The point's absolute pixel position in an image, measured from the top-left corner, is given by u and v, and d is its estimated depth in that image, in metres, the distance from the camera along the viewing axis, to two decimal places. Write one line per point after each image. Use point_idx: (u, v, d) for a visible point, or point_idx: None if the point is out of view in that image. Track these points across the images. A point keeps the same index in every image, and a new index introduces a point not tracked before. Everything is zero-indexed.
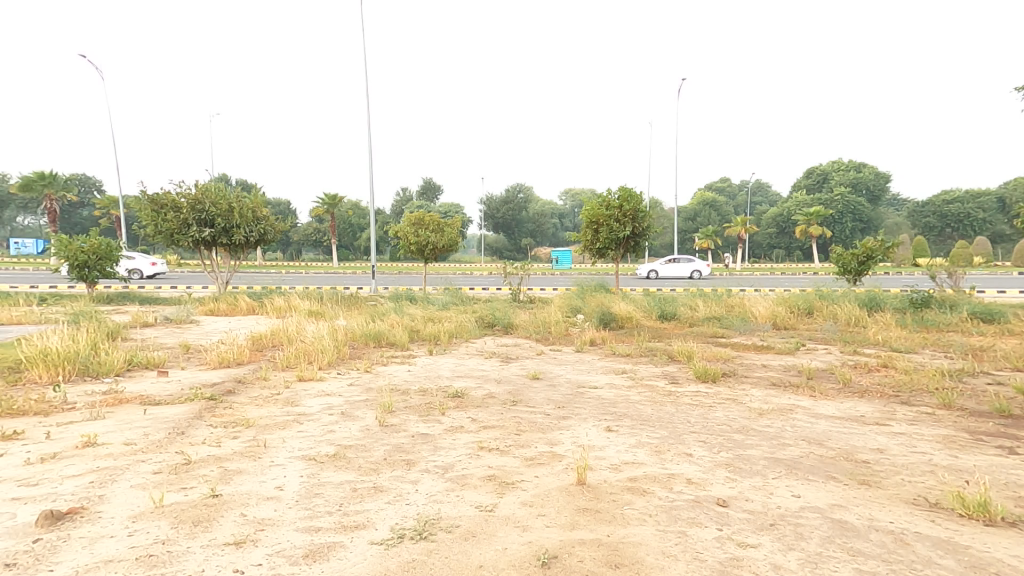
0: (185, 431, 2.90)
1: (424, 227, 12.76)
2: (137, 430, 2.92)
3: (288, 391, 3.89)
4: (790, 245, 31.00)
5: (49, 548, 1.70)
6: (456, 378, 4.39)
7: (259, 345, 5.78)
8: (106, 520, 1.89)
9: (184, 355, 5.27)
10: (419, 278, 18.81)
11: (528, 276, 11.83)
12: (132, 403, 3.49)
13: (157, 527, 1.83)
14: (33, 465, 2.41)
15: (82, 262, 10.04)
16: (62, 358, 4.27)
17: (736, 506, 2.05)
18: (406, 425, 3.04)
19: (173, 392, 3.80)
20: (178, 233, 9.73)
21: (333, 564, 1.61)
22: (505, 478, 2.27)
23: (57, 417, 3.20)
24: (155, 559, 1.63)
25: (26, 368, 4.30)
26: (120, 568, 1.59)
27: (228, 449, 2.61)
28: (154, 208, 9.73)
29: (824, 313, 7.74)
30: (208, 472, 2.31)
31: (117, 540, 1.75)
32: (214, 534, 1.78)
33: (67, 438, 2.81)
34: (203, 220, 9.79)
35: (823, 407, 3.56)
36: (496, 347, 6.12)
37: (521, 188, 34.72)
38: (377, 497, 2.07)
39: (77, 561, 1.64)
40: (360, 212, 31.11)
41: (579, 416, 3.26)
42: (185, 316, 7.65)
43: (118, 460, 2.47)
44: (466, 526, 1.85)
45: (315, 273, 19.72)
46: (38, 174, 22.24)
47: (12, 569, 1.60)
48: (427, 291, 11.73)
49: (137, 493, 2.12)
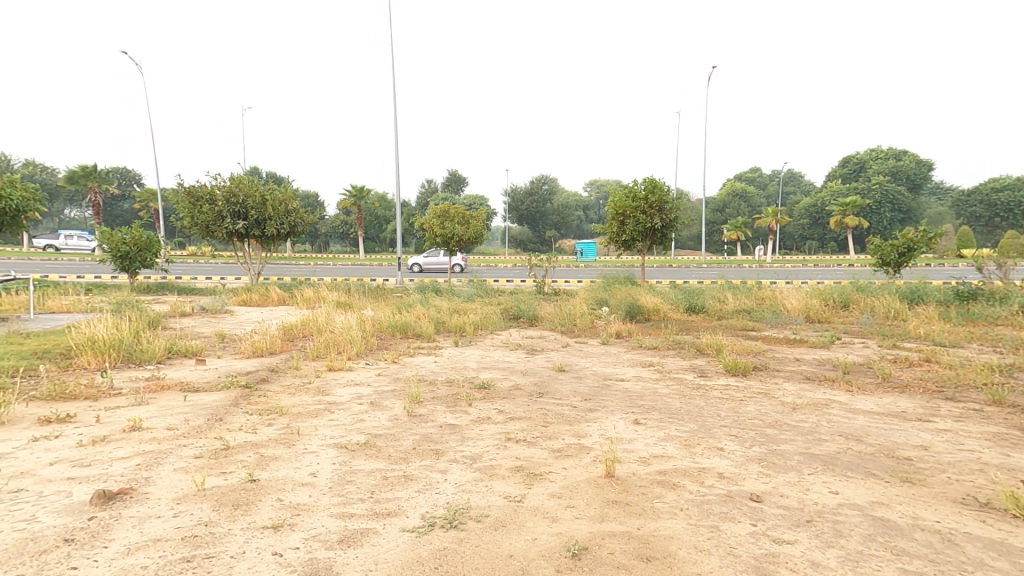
0: (223, 417, 2.98)
1: (450, 219, 12.80)
2: (178, 416, 3.01)
3: (319, 380, 3.97)
4: (824, 236, 30.16)
5: (102, 526, 1.77)
6: (482, 370, 4.42)
7: (290, 335, 5.90)
8: (153, 501, 1.96)
9: (220, 344, 5.42)
10: (444, 270, 18.97)
11: (553, 268, 11.76)
12: (173, 389, 3.61)
13: (200, 509, 1.89)
14: (84, 448, 2.52)
15: (124, 254, 10.37)
16: (108, 345, 4.44)
17: (770, 501, 2.02)
18: (434, 416, 3.07)
19: (211, 380, 3.91)
20: (213, 224, 9.98)
21: (367, 550, 1.64)
22: (533, 470, 2.27)
23: (104, 402, 3.33)
24: (199, 539, 1.69)
25: (75, 354, 4.49)
26: (168, 548, 1.65)
27: (263, 436, 2.68)
28: (191, 200, 9.98)
29: (861, 306, 7.53)
30: (245, 458, 2.37)
31: (164, 520, 1.82)
32: (253, 517, 1.84)
33: (114, 421, 2.92)
34: (237, 212, 10.02)
35: (861, 403, 3.47)
36: (521, 339, 6.12)
37: (547, 180, 34.62)
38: (408, 485, 2.10)
39: (128, 539, 1.70)
40: (385, 204, 31.50)
41: (606, 409, 3.24)
42: (220, 306, 7.85)
43: (162, 444, 2.56)
44: (495, 515, 1.86)
45: (343, 265, 20.00)
46: (82, 166, 22.94)
47: (70, 545, 1.67)
48: (453, 283, 11.76)
49: (180, 476, 2.19)
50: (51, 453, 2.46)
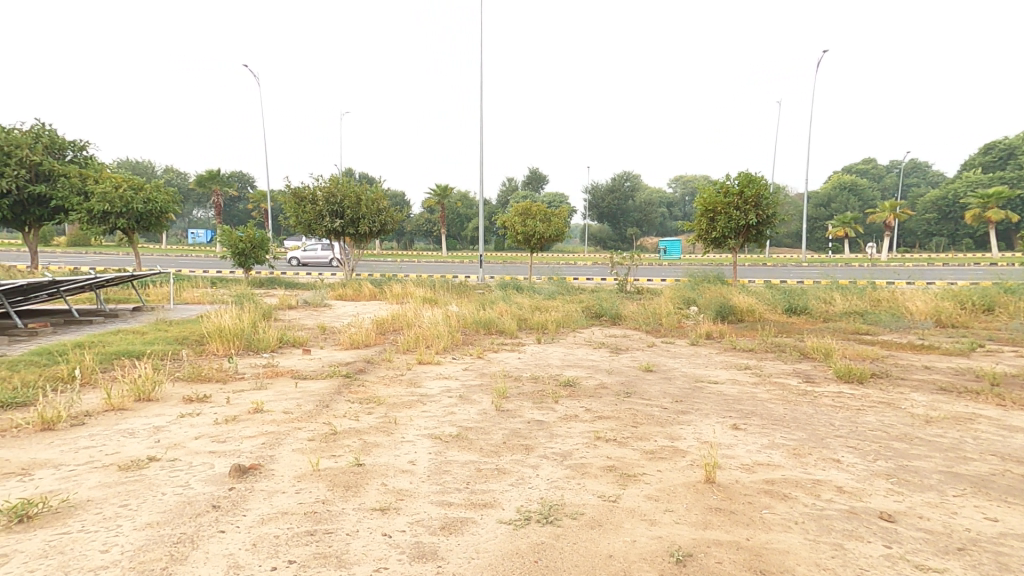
0: (329, 404, 3.16)
1: (532, 217, 12.83)
2: (292, 401, 3.24)
3: (410, 372, 4.12)
4: (956, 233, 27.13)
5: (240, 496, 1.95)
6: (566, 368, 4.38)
7: (382, 328, 6.18)
8: (278, 477, 2.13)
9: (322, 335, 5.81)
10: (526, 268, 19.09)
11: (636, 267, 11.42)
12: (285, 376, 3.90)
13: (317, 488, 2.01)
14: (219, 425, 2.81)
15: (241, 251, 11.37)
16: (232, 333, 4.89)
17: (907, 523, 1.82)
18: (521, 411, 3.08)
19: (317, 368, 4.20)
20: (314, 223, 10.65)
21: (468, 539, 1.65)
22: (627, 470, 2.21)
23: (231, 385, 3.70)
24: (319, 515, 1.80)
25: (205, 340, 5.00)
26: (292, 521, 1.77)
27: (365, 423, 2.81)
28: (296, 200, 10.72)
29: (1008, 311, 6.66)
30: (351, 442, 2.50)
31: (288, 495, 1.96)
32: (363, 499, 1.92)
33: (241, 403, 3.23)
34: (336, 212, 10.64)
35: (1014, 420, 3.06)
36: (605, 338, 6.01)
37: (630, 177, 33.73)
38: (501, 478, 2.11)
39: (261, 509, 1.86)
40: (468, 202, 32.30)
41: (701, 412, 3.09)
42: (320, 300, 8.40)
43: (281, 426, 2.77)
44: (591, 514, 1.82)
45: (427, 262, 20.72)
46: (207, 171, 25.37)
47: (217, 510, 1.86)
48: (535, 280, 11.79)
49: (298, 456, 2.34)
50: (195, 428, 2.80)
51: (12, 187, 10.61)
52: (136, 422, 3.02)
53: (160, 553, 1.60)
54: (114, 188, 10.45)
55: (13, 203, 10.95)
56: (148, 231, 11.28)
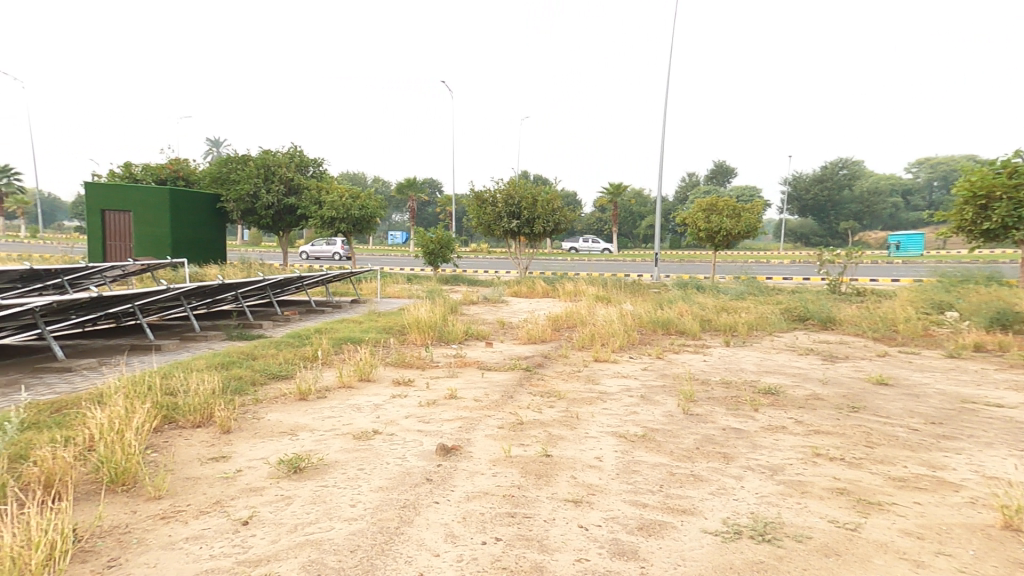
0: (513, 395, 3.35)
1: (718, 212, 12.03)
2: (480, 389, 3.51)
3: (588, 369, 4.17)
4: None
5: (447, 474, 2.23)
6: (763, 374, 4.02)
7: (557, 324, 6.34)
8: (476, 460, 2.35)
9: (502, 329, 6.17)
10: (708, 266, 18.11)
11: (852, 265, 10.02)
12: (473, 366, 4.24)
13: (510, 473, 2.15)
14: (423, 408, 3.22)
15: (432, 251, 12.61)
16: (426, 325, 5.45)
17: None
18: (714, 416, 2.90)
19: (500, 360, 4.50)
20: (494, 223, 11.37)
21: (669, 543, 1.61)
22: (864, 497, 1.94)
23: (429, 372, 4.17)
24: (516, 500, 1.93)
25: (407, 331, 5.65)
26: (493, 501, 1.94)
27: (548, 416, 2.92)
28: (479, 203, 11.53)
29: None
30: (538, 433, 2.61)
31: (487, 477, 2.15)
32: (555, 488, 2.00)
33: (438, 389, 3.62)
34: (513, 213, 11.23)
35: None
36: (808, 344, 5.40)
37: (845, 162, 30.08)
38: (699, 485, 2.01)
39: (465, 488, 2.09)
40: (643, 199, 31.69)
41: (980, 440, 2.58)
42: (498, 297, 8.90)
43: (473, 412, 3.04)
44: (821, 540, 1.64)
45: (599, 261, 20.82)
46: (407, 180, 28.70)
47: (432, 483, 2.18)
48: (717, 279, 11.01)
49: (491, 442, 2.54)
50: (405, 408, 3.30)
51: (276, 200, 13.47)
52: (360, 398, 3.73)
53: (380, 518, 1.96)
54: (338, 198, 12.38)
55: (274, 213, 13.76)
56: (362, 234, 13.16)
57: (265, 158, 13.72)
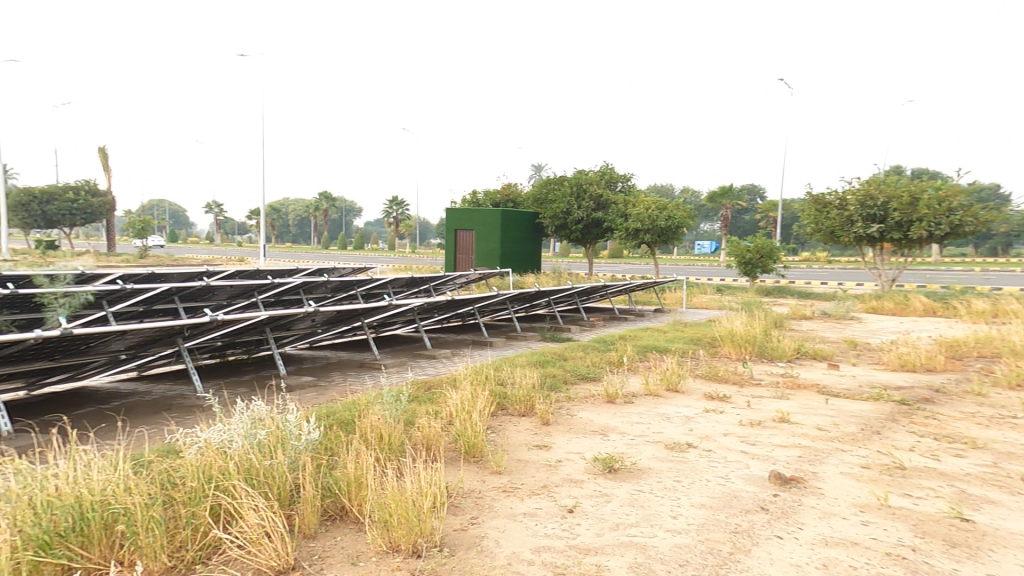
0: (884, 433, 3.79)
1: None
2: (826, 419, 3.99)
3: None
4: None
5: (791, 507, 2.66)
6: None
7: (955, 349, 6.80)
8: (832, 501, 2.76)
9: (855, 352, 6.64)
10: None
11: None
12: (811, 389, 4.69)
13: (893, 529, 2.49)
14: (749, 428, 3.71)
15: (750, 261, 13.05)
16: (743, 342, 5.79)
17: None
18: None
19: (849, 388, 4.82)
20: (841, 227, 13.54)
21: None
22: None
23: (752, 389, 4.61)
24: (907, 564, 2.21)
25: (719, 344, 6.07)
26: (879, 558, 2.25)
27: (962, 469, 3.21)
28: (837, 215, 13.55)
29: None
30: (935, 490, 2.90)
31: (850, 526, 2.52)
32: (959, 564, 2.22)
33: (764, 411, 4.06)
34: (871, 217, 13.05)
35: None
36: None
37: None
38: None
39: (818, 528, 2.48)
40: None
41: None
42: (843, 313, 9.60)
43: (820, 444, 3.48)
44: None
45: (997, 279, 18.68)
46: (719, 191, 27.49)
47: (770, 513, 2.60)
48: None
49: (852, 487, 2.92)
50: (720, 426, 3.77)
51: (586, 214, 14.92)
52: (668, 407, 4.13)
53: (708, 538, 2.38)
54: (645, 210, 12.92)
55: (585, 226, 15.15)
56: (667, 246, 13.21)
57: (579, 177, 15.41)
